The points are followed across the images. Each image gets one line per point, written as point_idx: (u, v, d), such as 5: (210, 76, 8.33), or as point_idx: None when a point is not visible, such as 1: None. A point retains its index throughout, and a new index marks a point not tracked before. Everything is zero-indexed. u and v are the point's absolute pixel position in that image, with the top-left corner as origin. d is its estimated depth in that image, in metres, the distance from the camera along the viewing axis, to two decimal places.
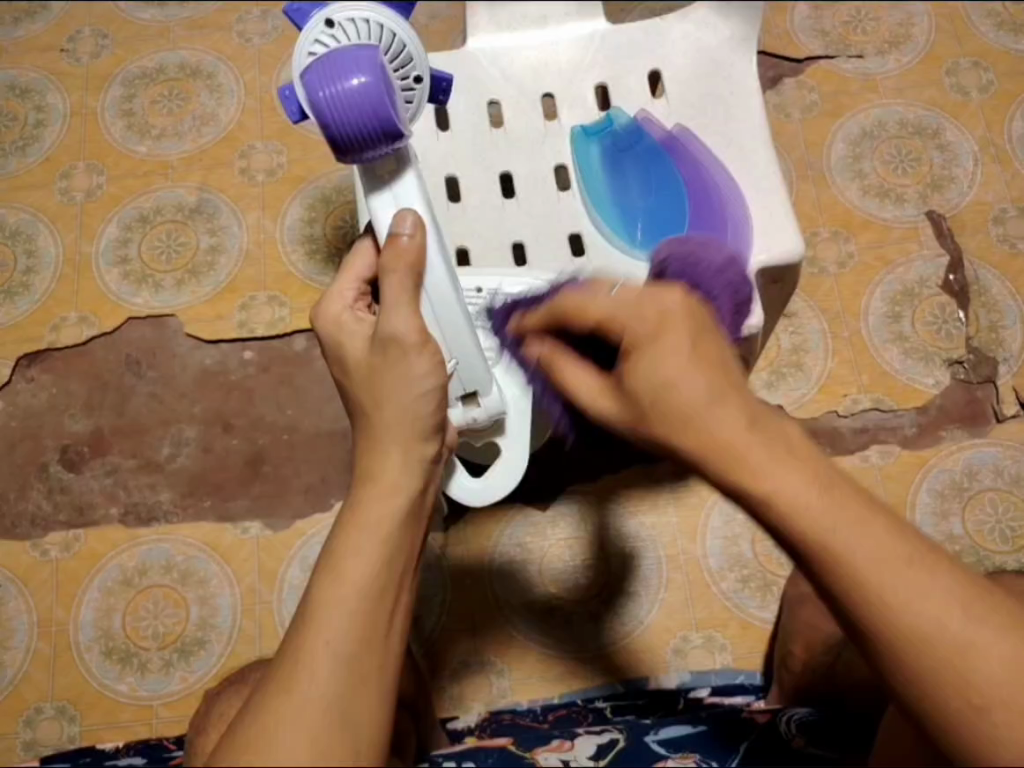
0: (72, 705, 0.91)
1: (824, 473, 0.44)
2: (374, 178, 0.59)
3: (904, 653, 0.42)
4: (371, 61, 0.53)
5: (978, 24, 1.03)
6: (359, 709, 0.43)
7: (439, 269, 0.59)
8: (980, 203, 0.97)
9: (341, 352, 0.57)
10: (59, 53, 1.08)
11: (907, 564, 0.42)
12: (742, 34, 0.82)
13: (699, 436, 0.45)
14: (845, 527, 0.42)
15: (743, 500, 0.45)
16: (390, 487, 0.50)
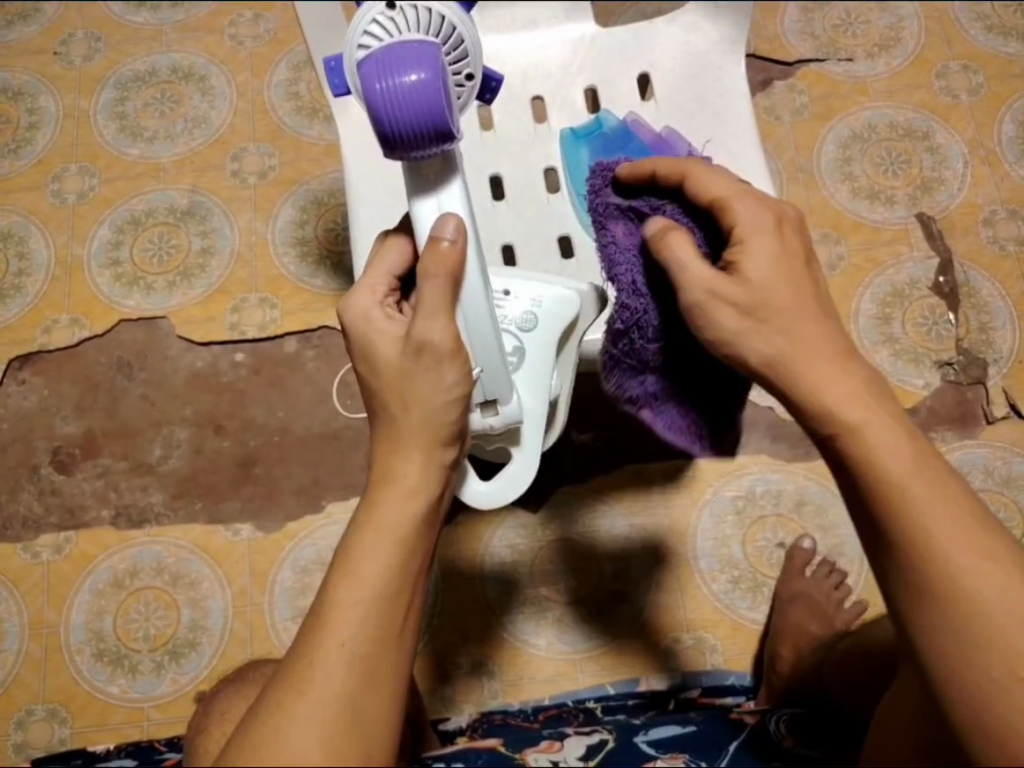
0: (63, 707, 0.91)
1: (862, 387, 0.51)
2: (418, 179, 0.58)
3: (900, 546, 0.48)
4: (432, 60, 0.53)
5: (968, 27, 1.03)
6: (369, 706, 0.46)
7: (475, 279, 0.57)
8: (970, 205, 0.97)
9: (370, 351, 0.56)
10: (51, 55, 1.08)
11: (945, 495, 0.48)
12: (731, 37, 0.83)
13: (748, 319, 0.54)
14: (875, 419, 0.50)
15: (791, 395, 0.52)
16: (408, 493, 0.52)
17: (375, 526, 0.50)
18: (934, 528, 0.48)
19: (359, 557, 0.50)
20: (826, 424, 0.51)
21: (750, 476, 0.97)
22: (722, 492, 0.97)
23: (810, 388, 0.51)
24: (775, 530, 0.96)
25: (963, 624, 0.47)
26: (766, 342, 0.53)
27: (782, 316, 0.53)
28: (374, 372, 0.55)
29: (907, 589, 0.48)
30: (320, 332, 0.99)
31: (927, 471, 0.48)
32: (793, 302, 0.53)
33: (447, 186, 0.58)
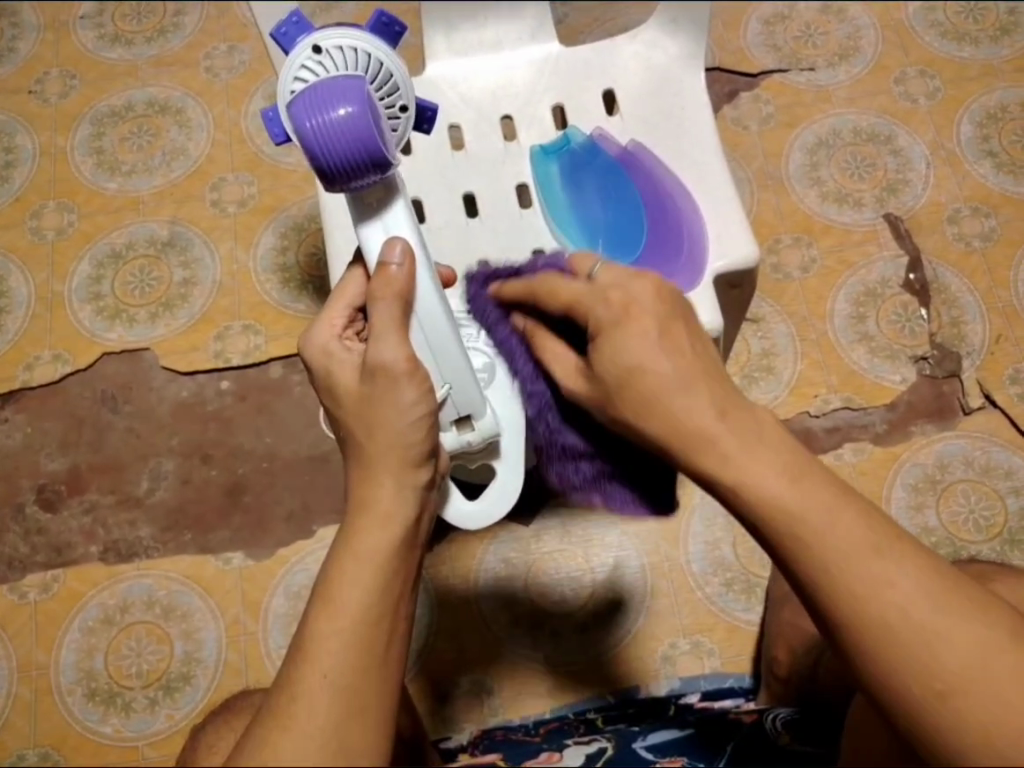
0: (54, 750, 0.89)
1: (794, 463, 0.49)
2: (363, 207, 0.61)
3: (872, 636, 0.47)
4: (354, 89, 0.55)
5: (922, 34, 1.07)
6: (354, 737, 0.46)
7: (427, 294, 0.60)
8: (934, 204, 1.00)
9: (332, 381, 0.58)
10: (27, 94, 1.07)
11: (872, 550, 0.47)
12: (690, 51, 0.86)
13: (670, 419, 0.51)
14: (818, 511, 0.48)
15: (712, 477, 0.51)
16: (384, 517, 0.52)
17: (353, 556, 0.51)
18: (866, 593, 0.47)
19: (340, 589, 0.50)
20: (776, 525, 0.49)
21: None
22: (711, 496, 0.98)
23: (737, 473, 0.49)
24: None
25: (914, 681, 0.46)
26: (667, 424, 0.52)
27: (680, 397, 0.51)
28: (336, 404, 0.57)
29: (885, 675, 0.47)
30: None
31: (881, 548, 0.47)
32: (682, 378, 0.52)
33: (390, 210, 0.61)
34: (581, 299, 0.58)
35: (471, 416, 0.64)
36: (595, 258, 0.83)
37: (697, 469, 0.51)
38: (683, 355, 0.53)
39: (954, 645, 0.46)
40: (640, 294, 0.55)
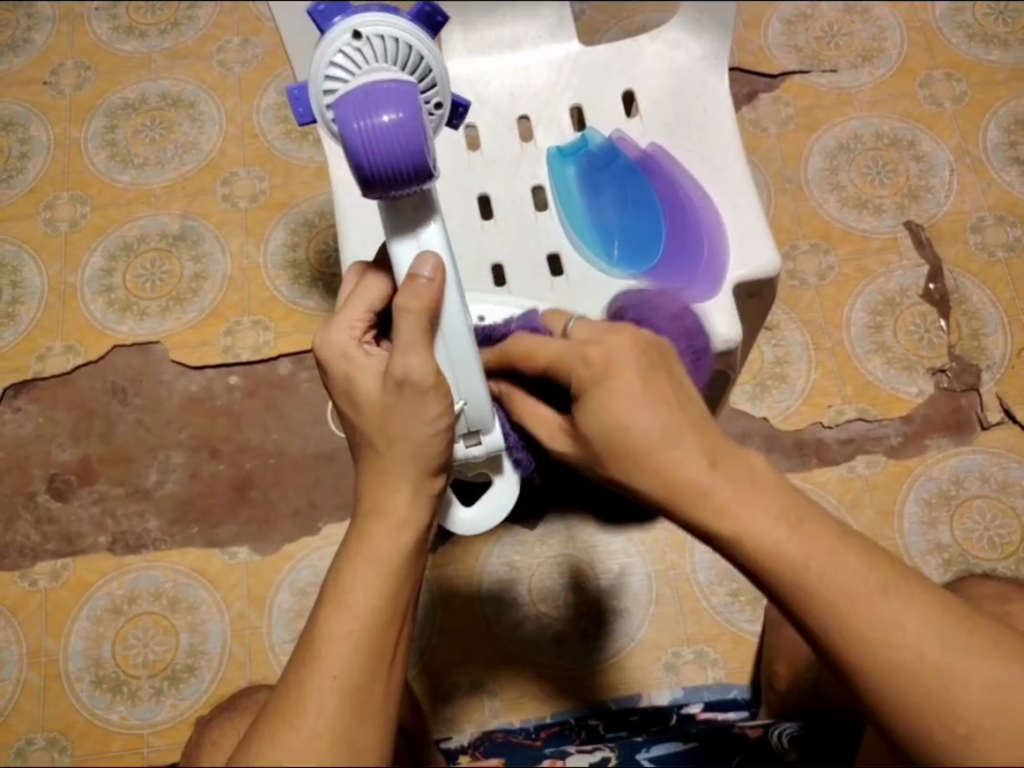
0: (62, 735, 0.90)
1: (793, 510, 0.47)
2: (399, 218, 0.55)
3: (881, 683, 0.45)
4: (405, 90, 0.51)
5: (950, 35, 1.04)
6: (363, 737, 0.46)
7: (454, 306, 0.55)
8: (957, 212, 0.97)
9: (350, 387, 0.53)
10: (41, 85, 1.09)
11: (878, 595, 0.45)
12: (713, 53, 0.83)
13: (661, 475, 0.48)
14: (821, 558, 0.45)
15: (707, 533, 0.48)
16: (400, 524, 0.50)
17: (364, 558, 0.49)
18: (874, 637, 0.45)
19: (349, 587, 0.49)
20: (778, 577, 0.46)
21: None
22: None
23: (736, 539, 0.46)
24: None
25: (929, 718, 0.45)
26: (658, 479, 0.48)
27: (676, 456, 0.47)
28: (354, 407, 0.53)
29: (899, 714, 0.46)
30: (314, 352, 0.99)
31: (886, 590, 0.45)
32: (677, 443, 0.47)
33: (427, 224, 0.55)
34: (559, 359, 0.53)
35: (481, 431, 0.61)
36: (610, 263, 0.81)
37: (689, 523, 0.48)
38: (669, 407, 0.48)
39: (963, 677, 0.45)
40: (619, 351, 0.50)
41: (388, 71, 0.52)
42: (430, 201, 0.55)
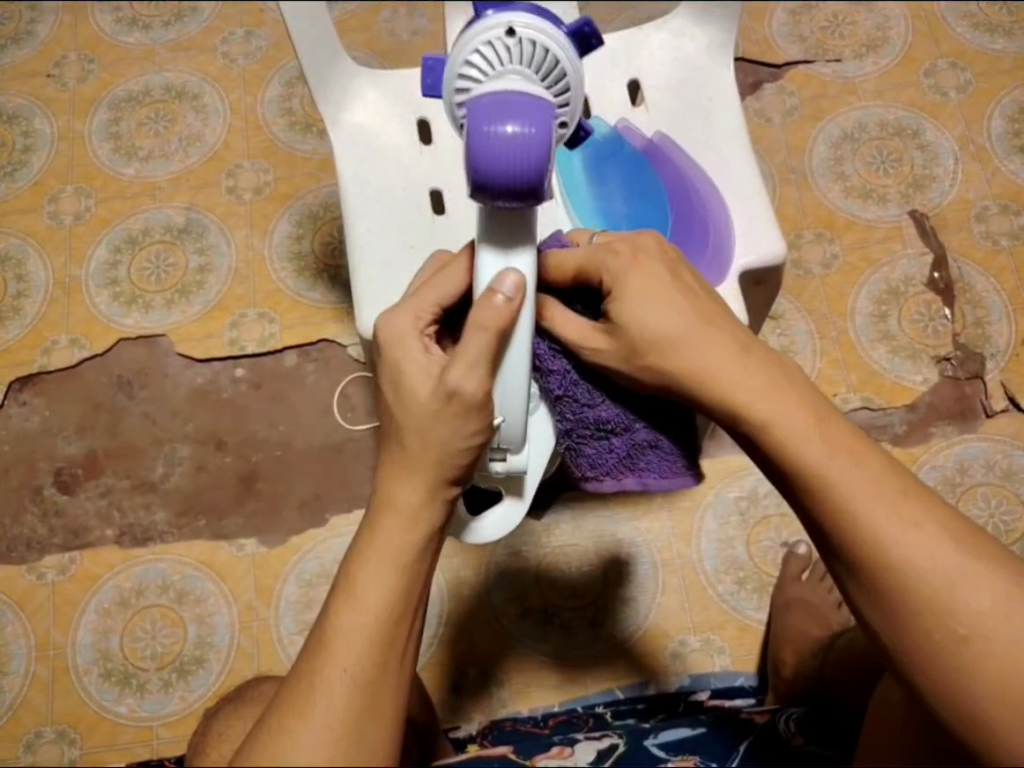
0: (71, 728, 0.90)
1: (822, 416, 0.53)
2: (493, 230, 0.51)
3: (888, 580, 0.50)
4: (539, 106, 0.49)
5: (954, 25, 1.04)
6: (372, 729, 0.46)
7: (523, 337, 0.52)
8: (962, 201, 0.98)
9: (400, 388, 0.52)
10: (45, 78, 1.09)
11: (896, 496, 0.50)
12: (719, 42, 0.83)
13: (701, 374, 0.55)
14: (842, 459, 0.51)
15: (746, 430, 0.54)
16: (409, 519, 0.50)
17: (376, 550, 0.49)
18: (892, 536, 0.50)
19: (361, 581, 0.49)
20: (800, 467, 0.52)
21: (752, 475, 0.97)
22: (725, 493, 0.97)
23: (766, 431, 0.53)
24: (778, 530, 0.96)
25: (935, 626, 0.49)
26: (690, 369, 0.55)
27: (720, 361, 0.54)
28: (399, 400, 0.52)
29: (901, 614, 0.50)
30: (320, 345, 0.99)
31: (903, 494, 0.51)
32: (717, 349, 0.55)
33: (518, 250, 0.51)
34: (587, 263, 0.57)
35: (508, 450, 0.58)
36: None
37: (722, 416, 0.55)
38: (702, 320, 0.55)
39: (970, 594, 0.49)
40: (645, 245, 0.57)
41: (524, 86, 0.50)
42: (527, 221, 0.51)
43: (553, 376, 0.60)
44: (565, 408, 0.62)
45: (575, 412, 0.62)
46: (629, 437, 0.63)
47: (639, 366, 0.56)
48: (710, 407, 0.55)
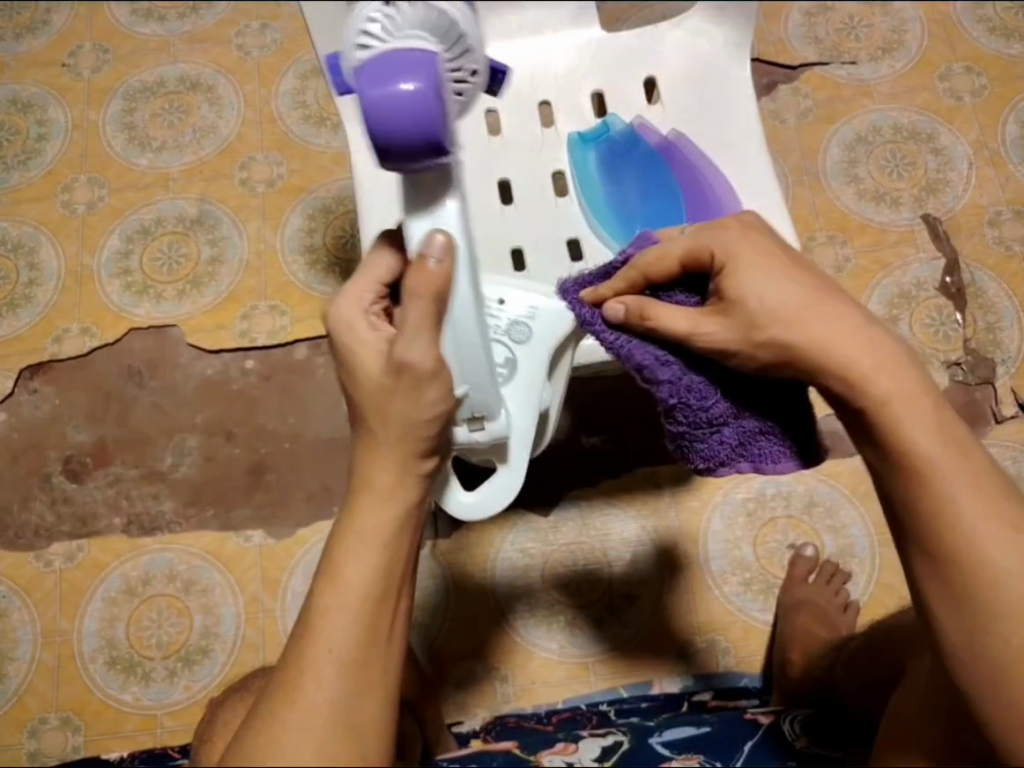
0: (76, 715, 0.91)
1: (927, 404, 0.53)
2: (417, 195, 0.55)
3: (964, 573, 0.52)
4: (425, 58, 0.50)
5: (971, 29, 1.04)
6: (362, 712, 0.46)
7: (465, 296, 0.55)
8: (975, 206, 0.98)
9: (352, 360, 0.51)
10: (60, 67, 1.09)
11: (986, 498, 0.52)
12: (736, 40, 0.82)
13: (815, 339, 0.54)
14: (937, 449, 0.52)
15: (857, 413, 0.54)
16: (385, 498, 0.48)
17: (352, 533, 0.48)
18: (976, 534, 0.52)
19: (343, 564, 0.47)
20: (901, 456, 0.53)
21: (760, 477, 0.97)
22: (734, 494, 0.97)
23: (880, 408, 0.53)
24: (785, 532, 0.96)
25: (1001, 624, 0.52)
26: (813, 343, 0.54)
27: (843, 337, 0.54)
28: (351, 380, 0.51)
29: (974, 610, 0.52)
30: None
31: (986, 491, 0.53)
32: (836, 330, 0.54)
33: (442, 205, 0.55)
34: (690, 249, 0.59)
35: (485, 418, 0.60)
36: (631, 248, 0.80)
37: (834, 389, 0.55)
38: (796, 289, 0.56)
39: (1017, 593, 0.52)
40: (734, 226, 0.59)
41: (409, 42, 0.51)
42: (452, 177, 0.55)
43: (665, 384, 0.60)
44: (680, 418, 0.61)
45: (692, 417, 0.60)
46: (739, 426, 0.60)
47: (755, 340, 0.56)
48: (817, 379, 0.55)
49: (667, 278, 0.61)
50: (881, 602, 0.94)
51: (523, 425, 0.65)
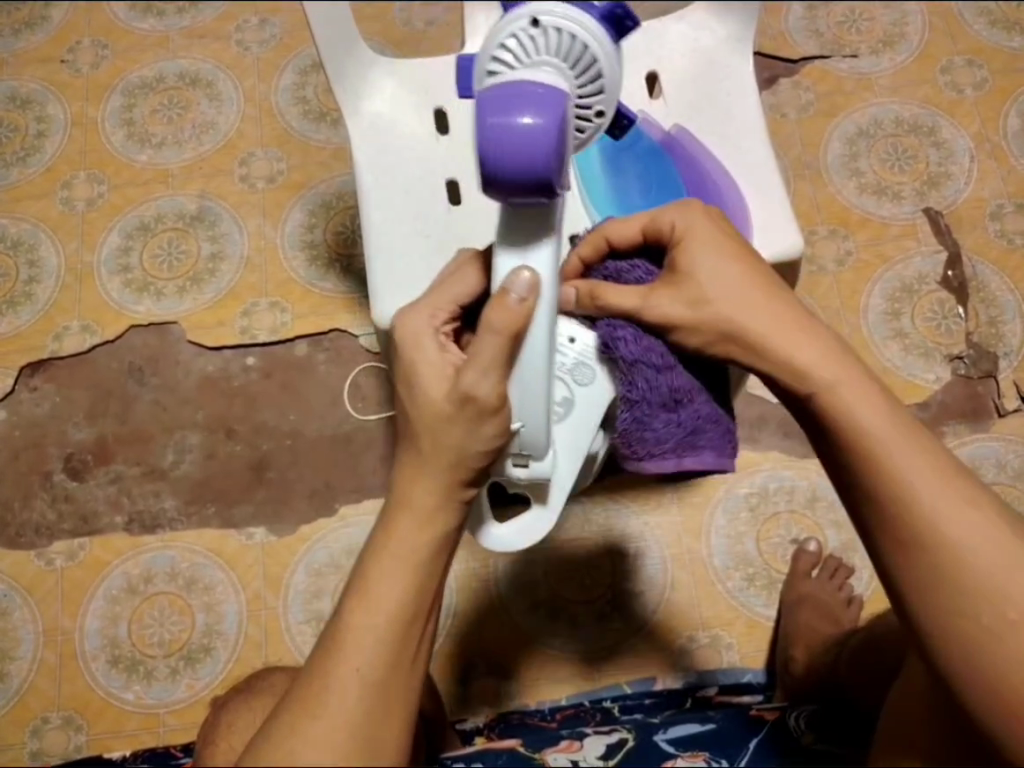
0: (77, 714, 0.91)
1: (852, 369, 0.54)
2: (510, 230, 0.52)
3: (915, 538, 0.52)
4: (549, 95, 0.49)
5: (971, 21, 1.04)
6: (384, 735, 0.45)
7: (540, 333, 0.52)
8: (977, 199, 0.97)
9: (419, 388, 0.49)
10: (58, 63, 1.09)
11: (928, 456, 0.52)
12: (737, 35, 0.82)
13: (753, 323, 0.56)
14: (870, 412, 0.53)
15: (785, 386, 0.56)
16: (425, 520, 0.47)
17: (392, 553, 0.47)
18: (925, 496, 0.51)
19: (374, 580, 0.47)
20: (839, 426, 0.54)
21: (764, 472, 0.97)
22: (736, 489, 0.97)
23: (826, 390, 0.54)
24: (788, 527, 0.96)
25: (954, 587, 0.51)
26: (743, 326, 0.57)
27: (788, 338, 0.56)
28: (413, 406, 0.49)
29: (923, 575, 0.52)
30: (331, 335, 0.99)
31: (932, 455, 0.52)
32: (777, 324, 0.56)
33: (536, 247, 0.52)
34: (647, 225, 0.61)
35: (530, 456, 0.59)
36: None
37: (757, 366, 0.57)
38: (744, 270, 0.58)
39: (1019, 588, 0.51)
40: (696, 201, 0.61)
41: (536, 77, 0.51)
42: (548, 219, 0.52)
43: (624, 348, 0.61)
44: (632, 391, 0.62)
45: (648, 378, 0.62)
46: (693, 410, 0.63)
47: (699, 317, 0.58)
48: (759, 366, 0.57)
49: (630, 244, 0.62)
50: (885, 597, 0.94)
51: (567, 465, 0.65)
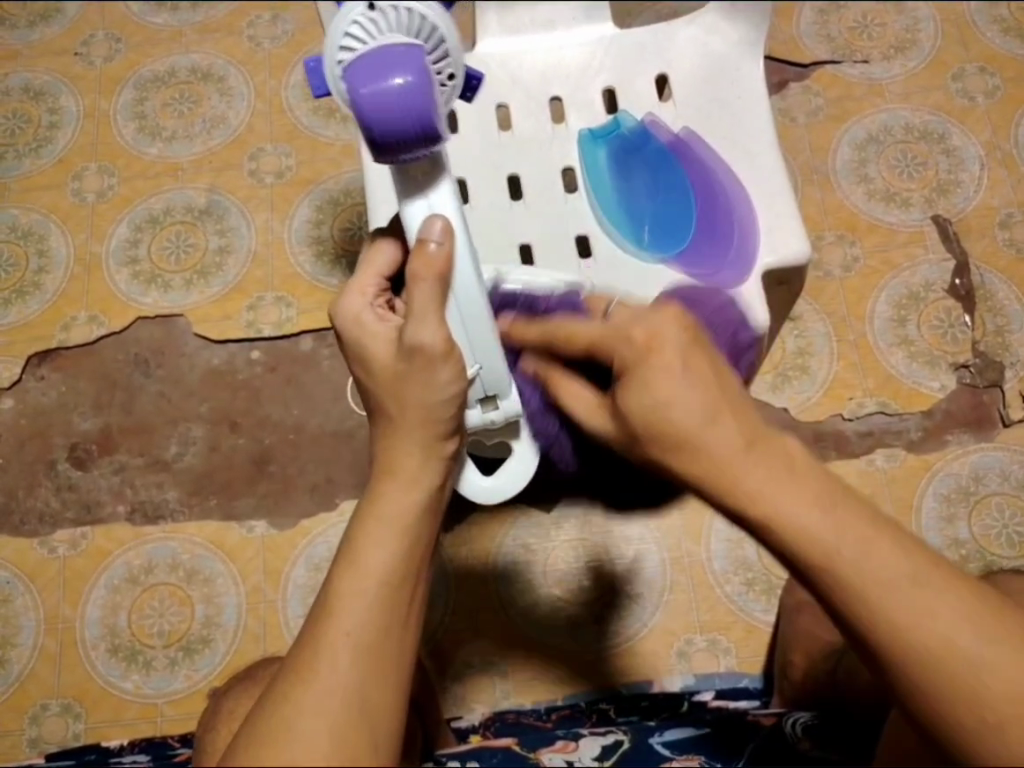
0: (76, 702, 0.91)
1: (819, 491, 0.47)
2: (407, 181, 0.56)
3: (917, 673, 0.46)
4: (408, 54, 0.52)
5: (984, 29, 1.03)
6: (375, 695, 0.45)
7: (465, 265, 0.56)
8: (985, 208, 0.97)
9: (364, 352, 0.54)
10: (72, 56, 1.10)
11: (909, 584, 0.46)
12: (749, 39, 0.81)
13: (702, 456, 0.49)
14: (852, 544, 0.46)
15: (745, 519, 0.49)
16: (409, 482, 0.50)
17: (379, 521, 0.49)
18: (908, 624, 0.46)
19: (363, 549, 0.48)
20: (810, 559, 0.47)
21: None
22: None
23: (795, 531, 0.47)
24: None
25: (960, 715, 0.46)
26: (701, 457, 0.49)
27: (743, 471, 0.48)
28: (368, 376, 0.53)
29: (928, 705, 0.46)
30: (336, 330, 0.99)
31: (917, 578, 0.46)
32: (737, 455, 0.48)
33: (436, 187, 0.56)
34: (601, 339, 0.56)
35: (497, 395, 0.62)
36: (641, 246, 0.80)
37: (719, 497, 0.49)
38: (705, 384, 0.50)
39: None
40: (665, 328, 0.52)
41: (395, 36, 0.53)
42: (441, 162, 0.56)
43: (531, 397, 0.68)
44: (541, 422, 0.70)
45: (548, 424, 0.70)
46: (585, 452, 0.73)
47: (657, 440, 0.51)
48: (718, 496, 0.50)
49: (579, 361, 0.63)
50: None
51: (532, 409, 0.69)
